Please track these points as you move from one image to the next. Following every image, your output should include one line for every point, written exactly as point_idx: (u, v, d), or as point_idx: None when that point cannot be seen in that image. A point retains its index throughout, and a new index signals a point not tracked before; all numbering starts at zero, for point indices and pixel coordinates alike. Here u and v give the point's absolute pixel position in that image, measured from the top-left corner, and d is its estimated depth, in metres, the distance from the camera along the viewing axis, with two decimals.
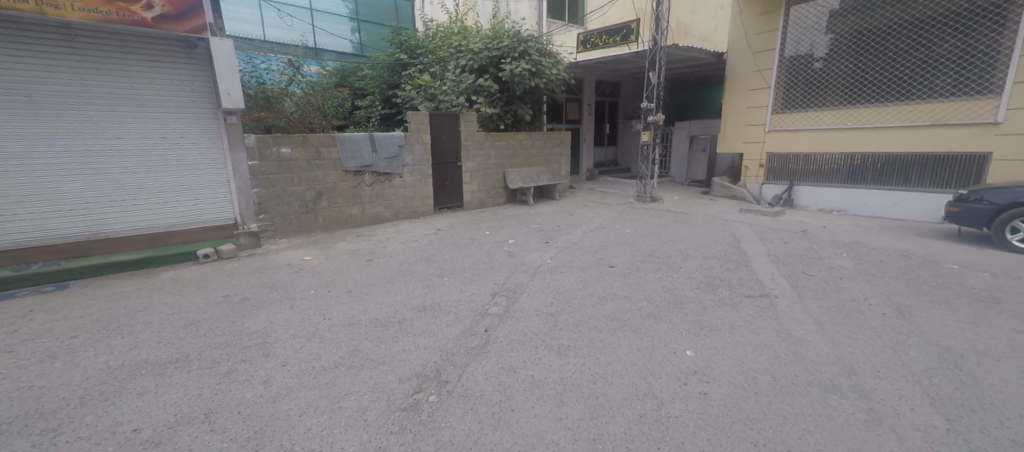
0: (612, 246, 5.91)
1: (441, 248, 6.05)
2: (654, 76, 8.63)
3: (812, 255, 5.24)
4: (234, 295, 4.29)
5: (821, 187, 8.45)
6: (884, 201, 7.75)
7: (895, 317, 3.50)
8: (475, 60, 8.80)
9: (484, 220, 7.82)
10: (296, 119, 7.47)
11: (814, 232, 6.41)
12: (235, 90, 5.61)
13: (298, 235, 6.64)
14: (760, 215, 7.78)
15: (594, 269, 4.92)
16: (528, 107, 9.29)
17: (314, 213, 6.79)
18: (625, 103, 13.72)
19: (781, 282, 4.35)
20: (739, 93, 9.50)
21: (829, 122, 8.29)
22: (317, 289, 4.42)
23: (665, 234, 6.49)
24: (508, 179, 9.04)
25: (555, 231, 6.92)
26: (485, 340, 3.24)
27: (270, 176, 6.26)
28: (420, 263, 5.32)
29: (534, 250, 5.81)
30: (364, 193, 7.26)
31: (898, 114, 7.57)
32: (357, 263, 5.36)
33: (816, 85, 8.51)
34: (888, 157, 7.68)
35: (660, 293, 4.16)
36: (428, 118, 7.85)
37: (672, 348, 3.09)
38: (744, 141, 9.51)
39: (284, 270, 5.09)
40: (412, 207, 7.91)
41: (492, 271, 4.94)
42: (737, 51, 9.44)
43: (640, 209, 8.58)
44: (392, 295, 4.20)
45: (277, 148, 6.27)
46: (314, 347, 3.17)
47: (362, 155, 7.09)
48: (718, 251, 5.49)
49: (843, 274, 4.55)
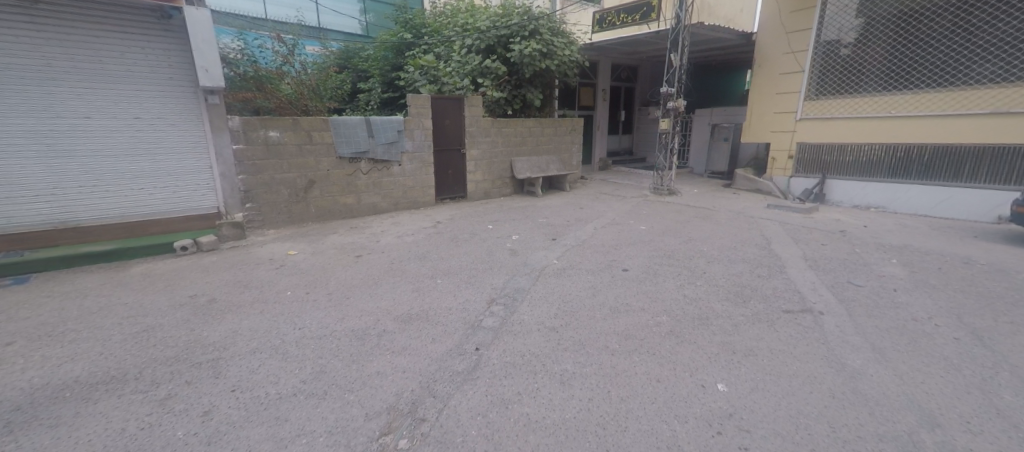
0: (625, 245, 5.35)
1: (438, 244, 5.56)
2: (676, 58, 7.93)
3: (855, 260, 4.63)
4: (202, 295, 3.83)
5: (857, 181, 7.74)
6: (928, 198, 7.06)
7: (972, 344, 2.90)
8: (482, 40, 8.18)
9: (488, 212, 7.30)
10: (288, 101, 6.95)
11: (853, 233, 5.76)
12: (214, 66, 5.10)
13: (288, 226, 6.18)
14: (790, 211, 7.12)
15: (605, 273, 4.38)
16: (538, 92, 8.65)
17: (306, 202, 6.32)
18: (642, 89, 12.95)
19: (824, 293, 3.76)
20: (768, 77, 8.75)
21: (868, 110, 7.53)
22: (294, 290, 3.94)
23: (685, 233, 5.89)
24: (515, 169, 8.49)
25: (563, 226, 6.36)
26: (475, 362, 2.75)
27: (256, 161, 5.79)
28: (412, 262, 4.83)
29: (540, 248, 5.28)
30: (360, 180, 6.77)
31: (948, 101, 6.80)
32: (345, 259, 4.89)
33: (853, 68, 7.72)
34: (936, 150, 6.95)
35: (682, 305, 3.60)
36: (430, 101, 7.31)
37: (698, 379, 2.56)
38: (772, 130, 8.78)
39: (265, 265, 4.63)
40: (411, 196, 7.41)
41: (490, 273, 4.43)
42: (768, 31, 8.66)
43: (657, 203, 7.97)
44: (375, 300, 3.71)
45: (265, 131, 5.79)
46: (272, 366, 2.67)
47: (358, 139, 6.58)
48: (745, 254, 4.89)
49: (897, 285, 3.93)
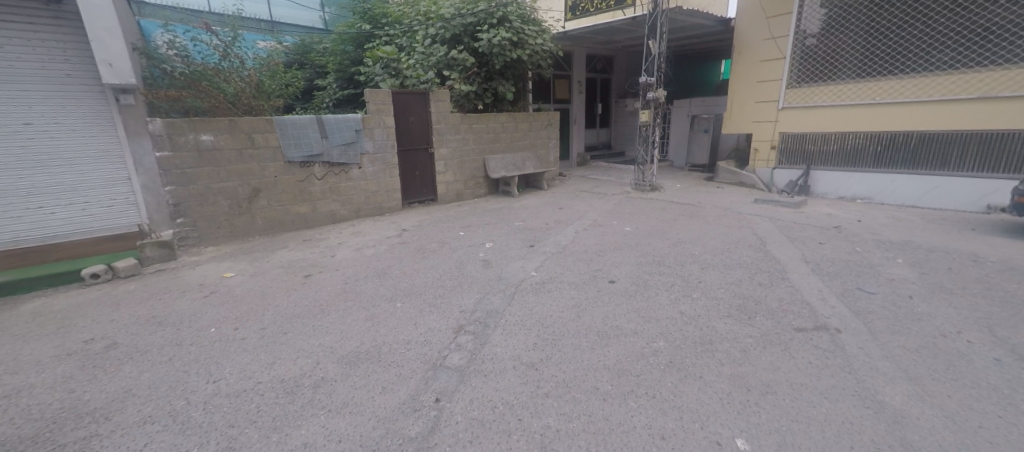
0: (610, 251, 4.86)
1: (403, 257, 4.94)
2: (654, 45, 7.50)
3: (859, 261, 4.24)
4: (101, 339, 3.14)
5: (842, 172, 7.44)
6: (915, 188, 6.80)
7: (1017, 365, 2.50)
8: (447, 28, 7.52)
9: (460, 217, 6.71)
10: (225, 99, 6.10)
11: (848, 228, 5.41)
12: (120, 60, 4.36)
13: (231, 242, 5.46)
14: (778, 206, 6.77)
15: (590, 286, 3.87)
16: (511, 85, 8.05)
17: (251, 213, 5.60)
18: (619, 80, 12.53)
19: (834, 304, 3.34)
20: (748, 65, 8.38)
21: (852, 98, 7.25)
22: (219, 326, 3.26)
23: (672, 233, 5.44)
24: (488, 168, 7.92)
25: (542, 230, 5.83)
26: (432, 420, 2.19)
27: (189, 169, 5.07)
28: (370, 281, 4.20)
29: (516, 258, 4.73)
30: (315, 187, 6.09)
31: (933, 87, 6.56)
32: (292, 280, 4.25)
33: (835, 54, 7.40)
34: (923, 137, 6.69)
35: (679, 325, 3.12)
36: (391, 97, 6.66)
37: (712, 432, 2.05)
38: (754, 120, 8.43)
39: (192, 293, 3.92)
40: (374, 202, 6.76)
41: (460, 291, 3.86)
42: (747, 17, 8.27)
43: (639, 200, 7.54)
44: (319, 334, 3.09)
45: (195, 134, 5.06)
46: (162, 445, 2.08)
47: (309, 141, 5.89)
48: (741, 257, 4.45)
49: (912, 292, 3.54)
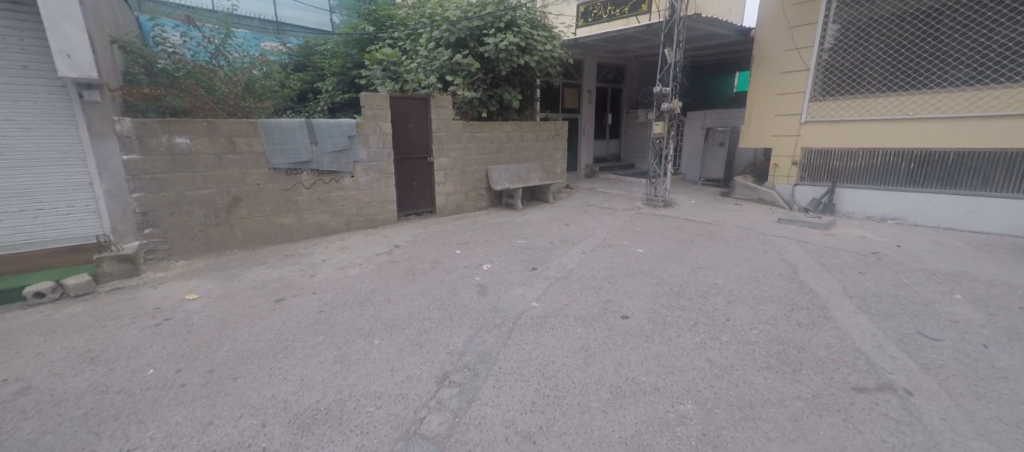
0: (622, 277, 4.33)
1: (392, 278, 4.46)
2: (671, 53, 7.01)
3: (910, 296, 3.66)
4: (14, 382, 2.59)
5: (871, 190, 6.88)
6: (952, 209, 6.23)
7: None
8: (452, 31, 7.12)
9: (458, 232, 6.22)
10: (206, 99, 5.57)
11: (888, 254, 4.83)
12: (81, 50, 3.91)
13: (205, 256, 4.99)
14: (805, 227, 6.20)
15: (600, 323, 3.34)
16: (517, 93, 7.59)
17: (229, 224, 5.14)
18: (631, 90, 12.07)
19: (894, 353, 2.77)
20: (768, 76, 7.85)
21: (882, 112, 6.68)
22: (159, 367, 2.70)
23: (691, 257, 4.91)
24: (491, 179, 7.43)
25: (546, 249, 5.32)
26: None
27: (159, 175, 4.61)
28: (348, 309, 3.69)
29: (515, 284, 4.23)
30: (301, 197, 5.62)
31: (975, 102, 5.99)
32: (261, 305, 3.75)
33: (864, 65, 6.86)
34: (961, 155, 6.12)
35: (711, 378, 2.57)
36: (389, 101, 6.20)
37: None
38: (773, 134, 7.87)
39: (141, 321, 3.39)
40: (367, 214, 6.28)
41: (450, 326, 3.36)
42: (768, 26, 7.75)
43: (652, 217, 7.02)
44: (277, 380, 2.56)
45: (168, 137, 4.61)
46: None
47: (296, 147, 5.43)
48: (773, 288, 3.90)
49: (987, 338, 2.95)
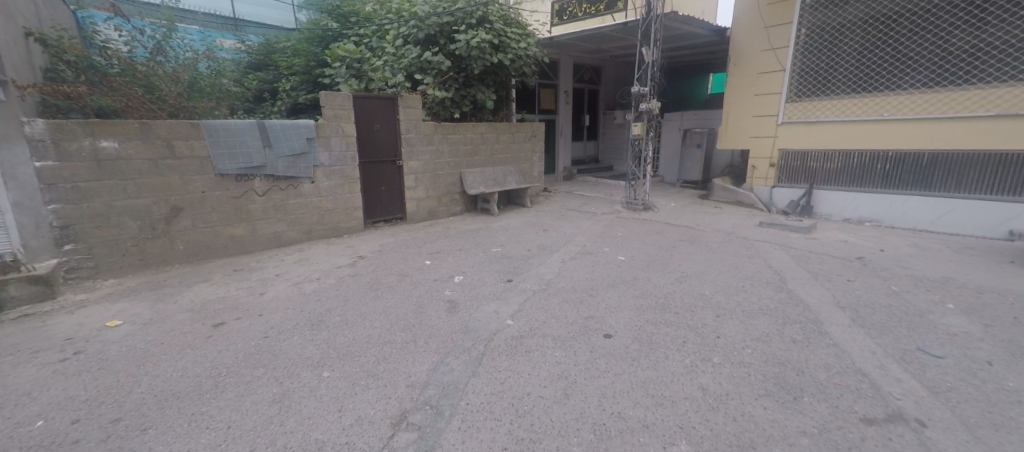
0: (603, 288, 4.04)
1: (354, 294, 4.05)
2: (648, 52, 6.78)
3: (904, 306, 3.46)
4: None
5: (848, 192, 6.80)
6: (928, 211, 6.19)
7: None
8: (421, 28, 6.72)
9: (429, 240, 5.82)
10: (136, 97, 4.99)
11: (874, 259, 4.68)
12: None
13: (141, 273, 4.49)
14: (785, 230, 6.07)
15: (580, 344, 3.02)
16: (491, 92, 7.23)
17: (169, 237, 4.63)
18: (608, 91, 11.90)
19: (898, 374, 2.53)
20: (745, 77, 7.71)
21: (858, 113, 6.61)
22: (53, 417, 2.35)
23: (674, 264, 4.67)
24: (465, 183, 7.06)
25: (522, 258, 4.99)
26: None
27: (81, 183, 4.08)
28: (297, 334, 3.27)
29: (489, 299, 3.88)
30: (254, 204, 5.14)
31: (950, 102, 5.94)
32: (196, 332, 3.31)
33: (839, 65, 6.77)
34: (937, 157, 6.08)
35: (706, 411, 2.27)
36: (352, 101, 5.77)
37: None
38: (751, 135, 7.73)
39: (46, 356, 2.98)
40: (329, 222, 5.83)
41: (414, 352, 2.99)
42: (744, 26, 7.61)
43: (632, 221, 6.78)
44: (197, 431, 2.22)
45: (93, 140, 4.11)
46: None
47: (247, 150, 4.96)
48: (762, 299, 3.68)
49: (991, 354, 2.73)
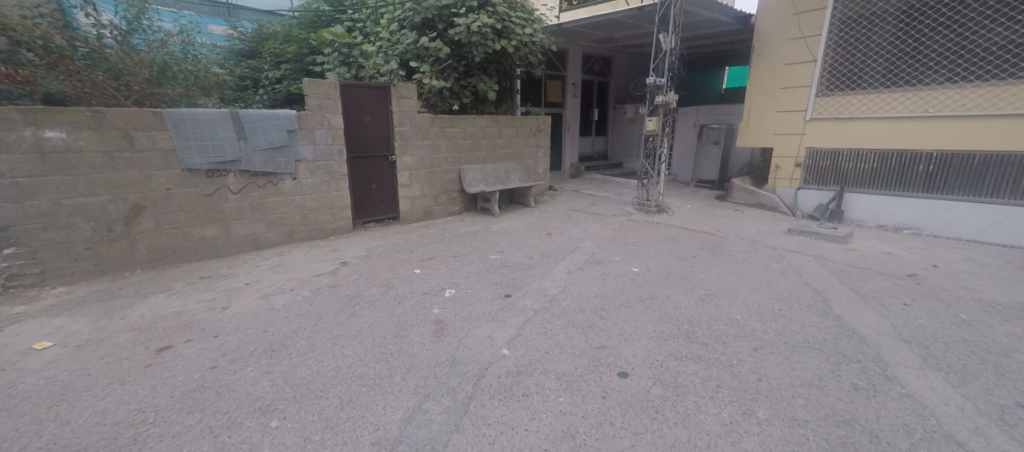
0: (615, 308, 3.47)
1: (328, 310, 3.51)
2: (666, 39, 6.12)
3: (983, 343, 2.86)
4: None
5: (885, 196, 6.15)
6: (977, 219, 5.55)
7: None
8: (418, 11, 6.08)
9: (422, 243, 5.28)
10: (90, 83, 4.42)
11: (928, 278, 4.06)
12: None
13: (95, 280, 3.98)
14: (819, 239, 5.45)
15: (591, 386, 2.47)
16: (493, 83, 6.66)
17: (129, 239, 4.13)
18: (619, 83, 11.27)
19: (1004, 446, 1.97)
20: (771, 68, 7.02)
21: (901, 109, 5.91)
22: None
23: (696, 279, 4.09)
24: (464, 180, 6.51)
25: (523, 268, 4.44)
26: None
27: (23, 179, 3.58)
28: (252, 364, 2.73)
29: (483, 319, 3.33)
30: (227, 203, 4.61)
31: (1009, 98, 5.25)
32: (134, 358, 2.78)
33: (880, 56, 6.06)
34: (991, 159, 5.41)
35: None
36: (339, 90, 5.22)
37: None
38: (776, 132, 7.06)
39: None
40: (313, 222, 5.30)
41: (389, 392, 2.45)
42: (772, 11, 6.88)
43: (646, 225, 6.19)
44: None
45: (35, 130, 3.60)
46: None
47: (218, 143, 4.43)
48: (807, 328, 3.09)
49: None
